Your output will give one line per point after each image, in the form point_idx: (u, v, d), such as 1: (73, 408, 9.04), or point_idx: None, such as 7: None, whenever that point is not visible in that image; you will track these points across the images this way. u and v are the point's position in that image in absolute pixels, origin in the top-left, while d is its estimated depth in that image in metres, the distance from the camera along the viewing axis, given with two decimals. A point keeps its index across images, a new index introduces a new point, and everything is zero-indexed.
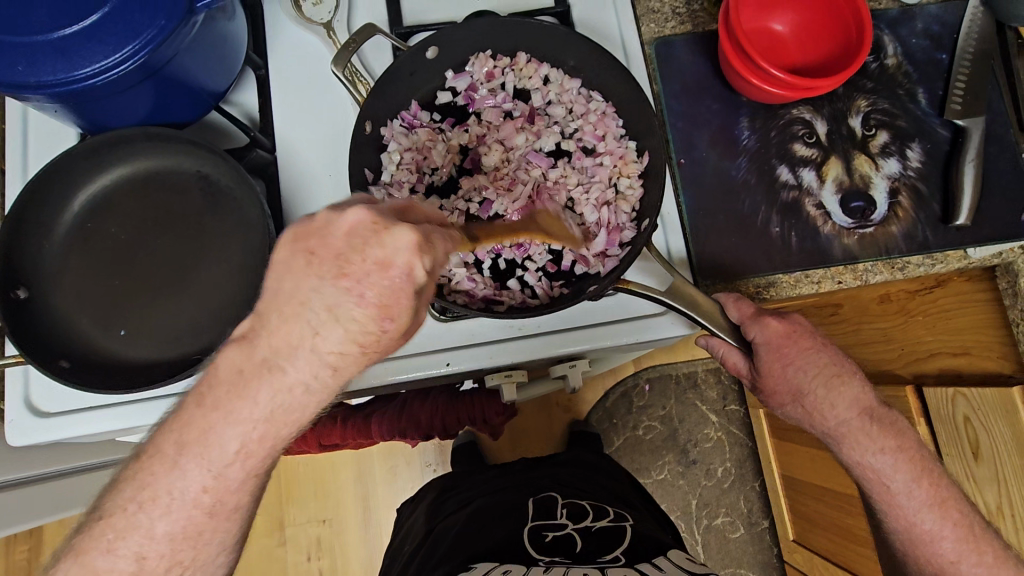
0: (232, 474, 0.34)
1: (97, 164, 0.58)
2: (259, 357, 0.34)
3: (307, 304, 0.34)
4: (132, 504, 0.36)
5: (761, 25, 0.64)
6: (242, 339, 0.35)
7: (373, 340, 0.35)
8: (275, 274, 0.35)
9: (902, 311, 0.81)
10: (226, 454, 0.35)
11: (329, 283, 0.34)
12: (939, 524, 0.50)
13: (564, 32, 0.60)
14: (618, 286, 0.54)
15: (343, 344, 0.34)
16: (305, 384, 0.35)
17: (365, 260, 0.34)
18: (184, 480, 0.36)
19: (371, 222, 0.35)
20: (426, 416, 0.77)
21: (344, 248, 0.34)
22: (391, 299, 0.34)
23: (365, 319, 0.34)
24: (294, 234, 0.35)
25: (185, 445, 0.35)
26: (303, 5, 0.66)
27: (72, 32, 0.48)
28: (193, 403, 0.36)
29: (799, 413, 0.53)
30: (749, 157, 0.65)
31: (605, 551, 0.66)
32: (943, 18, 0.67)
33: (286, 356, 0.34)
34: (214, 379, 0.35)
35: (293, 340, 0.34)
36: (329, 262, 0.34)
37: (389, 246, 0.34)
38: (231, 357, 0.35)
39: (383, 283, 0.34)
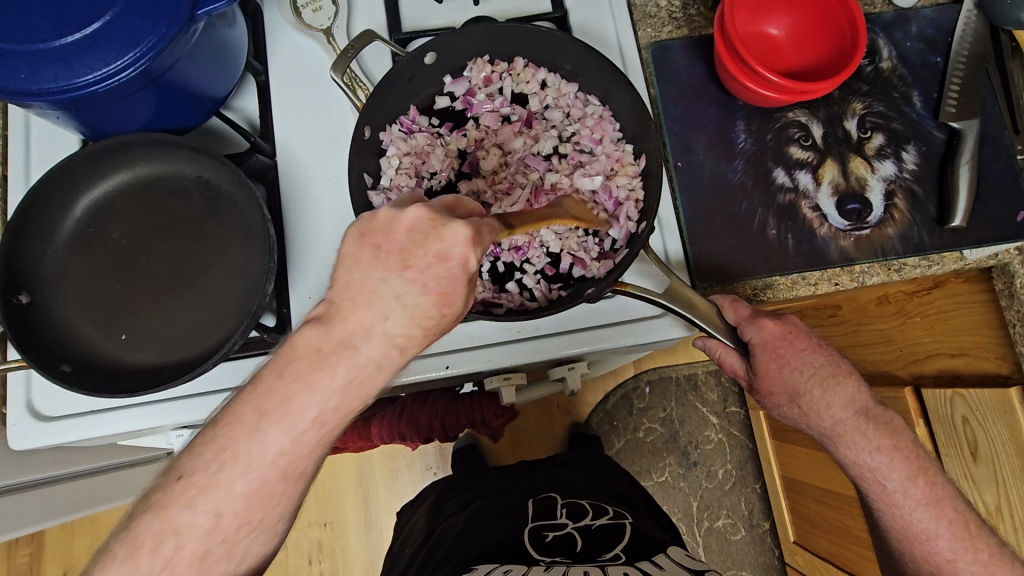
0: (280, 449, 0.35)
1: (97, 169, 0.59)
2: (337, 338, 0.36)
3: (378, 293, 0.36)
4: (213, 463, 0.35)
5: (756, 29, 0.65)
6: (319, 320, 0.36)
7: (432, 324, 0.38)
8: (343, 268, 0.38)
9: (899, 313, 0.81)
10: (306, 419, 0.35)
11: (395, 274, 0.37)
12: (936, 522, 0.51)
13: (559, 37, 0.61)
14: (616, 288, 0.54)
15: (408, 327, 0.37)
16: (377, 362, 0.36)
17: (428, 252, 0.37)
18: (264, 443, 0.35)
19: (428, 219, 0.38)
20: (426, 419, 0.77)
21: (406, 241, 0.37)
22: (449, 286, 0.37)
23: (426, 304, 0.37)
24: (357, 232, 0.38)
25: (267, 408, 0.35)
26: (302, 11, 0.66)
27: (73, 40, 0.48)
28: (272, 372, 0.35)
29: (796, 414, 0.53)
30: (745, 159, 0.65)
31: (606, 550, 0.66)
32: (938, 22, 0.67)
33: (361, 337, 0.36)
34: (291, 353, 0.35)
35: (366, 323, 0.36)
36: (394, 254, 0.37)
37: (447, 240, 0.37)
38: (307, 337, 0.36)
39: (442, 272, 0.37)
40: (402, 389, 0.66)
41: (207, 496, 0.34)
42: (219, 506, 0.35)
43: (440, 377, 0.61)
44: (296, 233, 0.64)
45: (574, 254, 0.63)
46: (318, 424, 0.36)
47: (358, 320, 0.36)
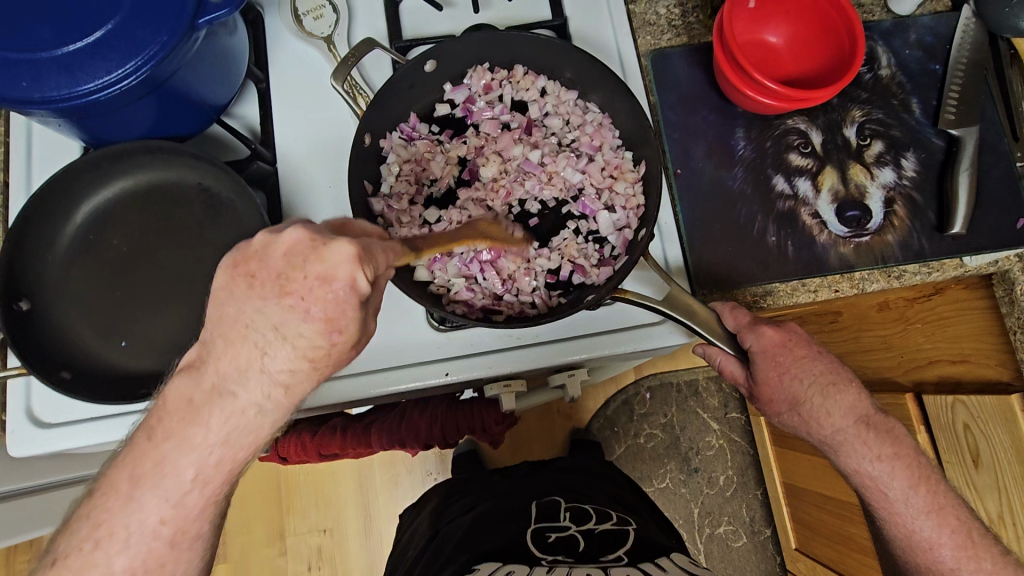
0: (165, 516, 0.36)
1: (97, 175, 0.59)
2: (209, 383, 0.36)
3: (253, 327, 0.35)
4: (89, 541, 0.36)
5: (754, 37, 0.65)
6: (191, 366, 0.36)
7: (321, 354, 0.36)
8: (217, 301, 0.36)
9: (900, 320, 0.81)
10: (183, 481, 0.36)
11: (273, 303, 0.35)
12: (938, 531, 0.50)
13: (559, 45, 0.61)
14: (616, 296, 0.54)
15: (291, 361, 0.35)
16: (258, 406, 0.36)
17: (306, 276, 0.34)
18: (140, 514, 0.36)
19: (308, 240, 0.35)
20: (425, 425, 0.77)
21: (284, 266, 0.35)
22: (337, 312, 0.35)
23: (312, 333, 0.35)
24: (232, 260, 0.36)
25: (140, 478, 0.36)
26: (302, 19, 0.67)
27: (75, 49, 0.49)
28: (144, 437, 0.36)
29: (796, 422, 0.53)
30: (745, 166, 0.66)
31: (608, 551, 0.66)
32: (937, 29, 0.68)
33: (237, 382, 0.35)
34: (162, 412, 0.36)
35: (241, 362, 0.35)
36: (271, 281, 0.35)
37: (328, 261, 0.34)
38: (178, 387, 0.36)
39: (326, 295, 0.34)
40: (395, 398, 0.66)
41: (98, 572, 0.35)
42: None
43: (439, 384, 0.61)
44: None
45: (574, 261, 0.63)
46: (199, 483, 0.37)
47: (233, 359, 0.35)
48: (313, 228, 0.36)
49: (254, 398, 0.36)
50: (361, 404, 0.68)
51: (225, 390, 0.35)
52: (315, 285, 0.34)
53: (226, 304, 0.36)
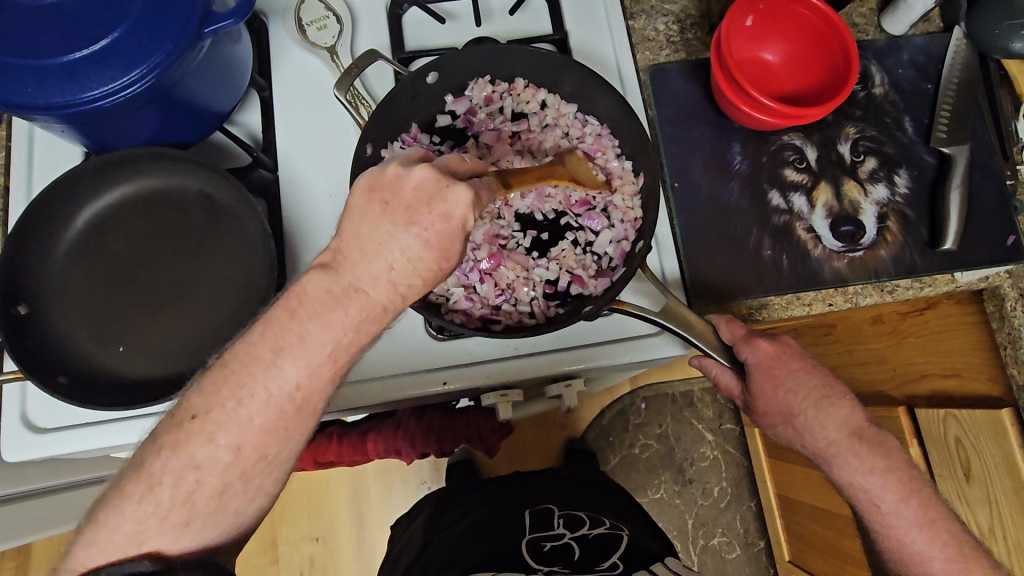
0: (302, 382, 0.39)
1: (100, 179, 0.59)
2: (346, 283, 0.40)
3: (385, 245, 0.40)
4: (231, 400, 0.38)
5: (751, 54, 0.66)
6: (326, 267, 0.40)
7: (432, 275, 0.42)
8: (351, 219, 0.41)
9: (894, 332, 0.83)
10: (323, 352, 0.39)
11: (402, 230, 0.40)
12: (928, 544, 0.51)
13: (561, 60, 0.62)
14: (613, 307, 0.55)
15: (410, 277, 0.41)
16: (383, 306, 0.41)
17: (432, 212, 0.40)
18: (281, 377, 0.39)
19: (433, 180, 0.41)
20: (422, 434, 0.76)
21: (412, 200, 0.41)
22: (448, 242, 0.41)
23: (428, 258, 0.41)
24: (367, 184, 0.41)
25: (283, 346, 0.39)
26: (306, 29, 0.67)
27: (81, 56, 0.49)
28: (285, 312, 0.39)
29: (790, 434, 0.53)
30: (741, 181, 0.66)
31: (603, 558, 0.67)
32: (929, 50, 0.69)
33: (369, 283, 0.40)
34: (303, 296, 0.39)
35: (373, 273, 0.40)
36: (401, 210, 0.40)
37: (451, 201, 0.41)
38: (316, 281, 0.40)
39: (443, 229, 0.41)
40: (389, 406, 0.66)
41: (227, 429, 0.38)
42: (240, 440, 0.39)
43: (437, 393, 0.61)
44: (295, 249, 0.64)
45: (572, 271, 0.63)
46: (331, 359, 0.40)
47: (368, 269, 0.40)
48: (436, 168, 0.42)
49: (382, 297, 0.41)
50: (356, 411, 0.68)
51: (357, 288, 0.40)
52: (436, 221, 0.40)
53: (362, 221, 0.41)
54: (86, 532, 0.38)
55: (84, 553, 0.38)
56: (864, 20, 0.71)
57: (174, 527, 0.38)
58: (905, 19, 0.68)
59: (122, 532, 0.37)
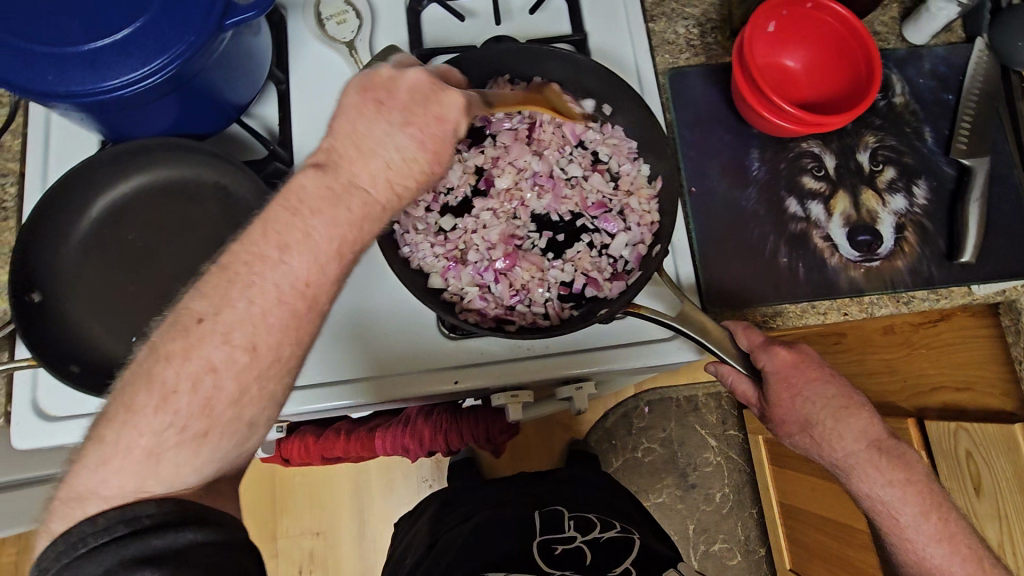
0: (309, 277, 0.37)
1: (116, 169, 0.59)
2: (344, 180, 0.39)
3: (380, 144, 0.40)
4: (240, 298, 0.36)
5: (773, 60, 0.66)
6: (320, 167, 0.39)
7: (425, 178, 0.42)
8: (342, 117, 0.41)
9: (905, 343, 0.85)
10: (326, 248, 0.37)
11: (397, 129, 0.41)
12: (948, 559, 0.51)
13: (579, 60, 0.62)
14: (628, 311, 0.54)
15: (406, 178, 0.41)
16: (382, 206, 0.40)
17: (428, 112, 0.42)
18: (288, 273, 0.36)
19: (429, 83, 0.43)
20: (430, 434, 0.76)
21: (408, 99, 0.42)
22: (442, 146, 0.43)
23: (422, 160, 0.42)
24: (360, 85, 0.42)
25: (289, 243, 0.37)
26: (326, 23, 0.67)
27: (102, 45, 0.49)
28: (285, 209, 0.37)
29: (807, 443, 0.53)
30: (758, 187, 0.66)
31: (615, 566, 0.68)
32: (950, 60, 0.69)
33: (367, 181, 0.39)
34: (301, 191, 0.38)
35: (371, 170, 0.40)
36: (397, 108, 0.41)
37: (445, 104, 0.43)
38: (312, 179, 0.38)
39: (439, 131, 0.42)
40: (397, 403, 0.66)
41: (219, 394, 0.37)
42: (253, 340, 0.36)
43: (448, 393, 0.61)
44: None
45: (587, 274, 0.63)
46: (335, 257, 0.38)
47: (367, 167, 0.40)
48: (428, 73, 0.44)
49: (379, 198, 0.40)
50: (365, 408, 0.67)
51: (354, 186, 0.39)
52: (432, 121, 0.42)
53: (356, 118, 0.40)
54: (91, 454, 0.35)
55: (92, 478, 0.34)
56: (885, 28, 0.70)
57: (191, 438, 0.35)
58: (927, 28, 0.67)
59: (138, 448, 0.34)
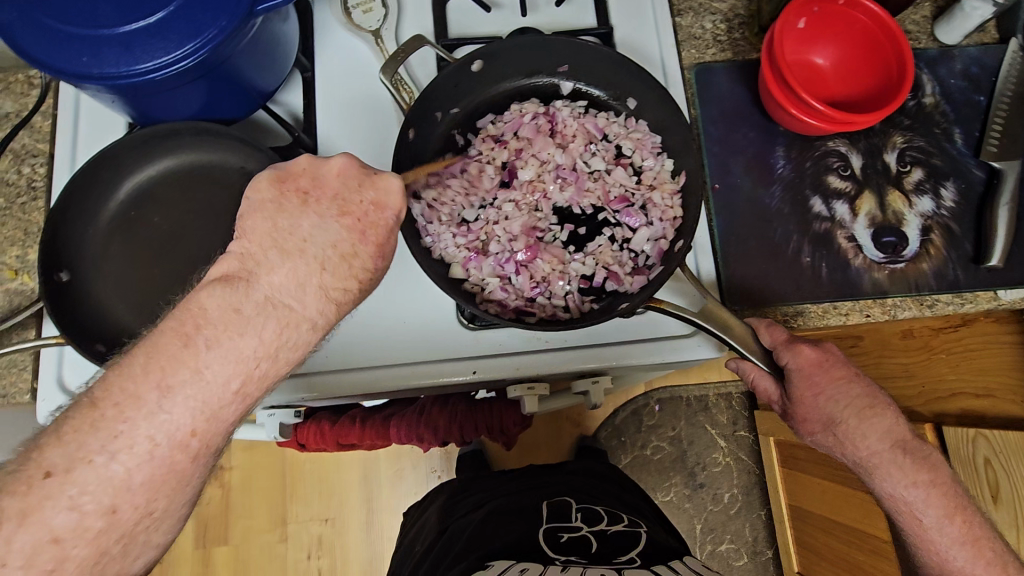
0: (196, 427, 0.35)
1: (144, 152, 0.60)
2: (259, 296, 0.37)
3: (311, 240, 0.39)
4: (101, 454, 0.33)
5: (802, 57, 0.65)
6: (231, 282, 0.37)
7: (368, 275, 0.41)
8: (266, 211, 0.40)
9: (924, 349, 0.84)
10: (225, 390, 0.35)
11: (330, 220, 0.40)
12: (971, 561, 0.50)
13: (604, 52, 0.61)
14: (649, 304, 0.54)
15: (344, 279, 0.40)
16: (311, 320, 0.38)
17: (364, 200, 0.41)
18: (169, 425, 0.34)
19: (357, 169, 0.43)
20: (445, 424, 0.76)
21: (338, 186, 0.42)
22: (384, 237, 0.42)
23: (364, 253, 0.41)
24: (279, 180, 0.41)
25: (172, 384, 0.34)
26: (352, 11, 0.67)
27: (136, 28, 0.49)
28: (179, 341, 0.35)
29: (830, 442, 0.53)
30: (783, 185, 0.66)
31: (621, 553, 0.67)
32: (983, 60, 0.68)
33: (292, 294, 0.38)
34: (203, 318, 0.35)
35: (298, 277, 0.38)
36: (328, 199, 0.41)
37: (381, 189, 0.42)
38: (218, 298, 0.36)
39: (379, 218, 0.41)
40: (413, 393, 0.66)
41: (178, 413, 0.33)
42: (114, 502, 0.34)
43: (464, 382, 0.61)
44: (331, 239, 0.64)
45: (609, 268, 0.62)
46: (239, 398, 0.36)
47: (294, 271, 0.38)
48: (357, 163, 0.43)
49: (309, 312, 0.38)
50: (378, 396, 0.68)
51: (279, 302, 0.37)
52: (369, 210, 0.41)
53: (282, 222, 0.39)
54: None
55: None
56: (917, 27, 0.69)
57: None
58: (960, 28, 0.66)
59: None
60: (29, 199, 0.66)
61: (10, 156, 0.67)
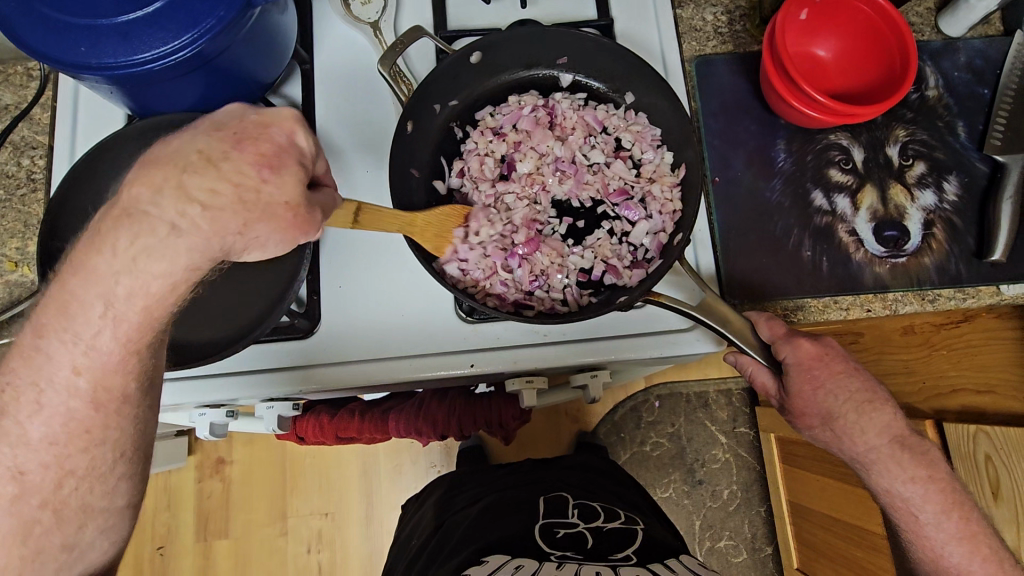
0: (79, 361, 0.39)
1: (143, 145, 0.60)
2: (122, 210, 0.38)
3: (182, 152, 0.38)
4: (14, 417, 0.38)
5: (804, 49, 0.64)
6: (111, 219, 0.38)
7: (248, 182, 0.38)
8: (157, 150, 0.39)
9: (924, 344, 0.81)
10: (96, 325, 0.38)
11: (206, 137, 0.39)
12: (968, 558, 0.50)
13: (605, 44, 0.61)
14: (648, 298, 0.54)
15: (214, 180, 0.37)
16: (171, 224, 0.37)
17: (246, 121, 0.40)
18: (51, 368, 0.38)
19: (246, 107, 0.42)
20: (443, 418, 0.76)
21: (224, 119, 0.41)
22: (270, 149, 0.39)
23: (245, 162, 0.38)
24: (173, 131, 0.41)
25: (48, 328, 0.39)
26: (350, 3, 0.67)
27: (133, 18, 0.49)
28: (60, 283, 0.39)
29: (827, 437, 0.53)
30: (785, 179, 0.65)
31: (616, 550, 0.67)
32: (987, 53, 0.67)
33: (149, 202, 0.37)
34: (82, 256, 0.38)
35: (159, 183, 0.37)
36: (210, 128, 0.40)
37: (269, 115, 0.41)
38: (94, 236, 0.38)
39: (264, 134, 0.39)
40: (411, 386, 0.66)
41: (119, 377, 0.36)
42: (22, 463, 0.38)
43: (463, 376, 0.61)
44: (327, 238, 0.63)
45: (607, 261, 0.62)
46: (112, 320, 0.38)
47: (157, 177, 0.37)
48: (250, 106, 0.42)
49: (167, 215, 0.37)
50: (376, 390, 0.68)
51: (141, 210, 0.37)
52: (252, 129, 0.39)
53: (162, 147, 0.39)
54: None
55: None
56: (920, 19, 0.68)
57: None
58: (965, 20, 0.65)
59: None
60: (28, 192, 0.66)
61: (9, 148, 0.67)
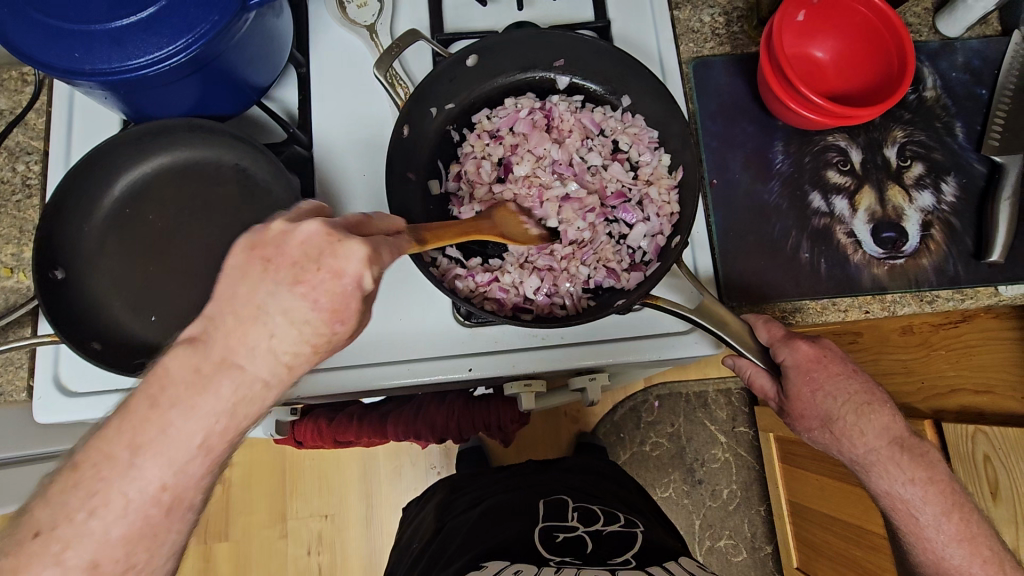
0: (168, 482, 0.33)
1: (139, 149, 0.59)
2: (217, 357, 0.33)
3: (263, 308, 0.33)
4: (81, 512, 0.32)
5: (801, 50, 0.64)
6: (193, 340, 0.33)
7: (324, 341, 0.35)
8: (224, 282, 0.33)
9: (923, 345, 0.85)
10: (191, 448, 0.33)
11: (285, 289, 0.33)
12: (968, 560, 0.50)
13: (603, 46, 0.61)
14: (645, 301, 0.54)
15: (295, 344, 0.34)
16: (264, 380, 0.33)
17: (320, 269, 0.33)
18: (141, 481, 0.32)
19: (325, 233, 0.34)
20: (443, 420, 0.77)
21: (299, 256, 0.34)
22: (341, 304, 0.34)
23: (316, 322, 0.34)
24: (248, 243, 0.34)
25: (141, 444, 0.32)
26: (347, 6, 0.67)
27: (127, 23, 0.49)
28: (145, 401, 0.32)
29: (826, 439, 0.52)
30: (782, 181, 0.65)
31: (615, 554, 0.67)
32: (984, 53, 0.67)
33: (245, 356, 0.33)
34: (163, 381, 0.33)
35: (249, 340, 0.33)
36: (286, 268, 0.33)
37: (344, 257, 0.34)
38: (181, 358, 0.33)
39: (335, 290, 0.33)
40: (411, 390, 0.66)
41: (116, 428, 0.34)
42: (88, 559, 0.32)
43: (462, 380, 0.61)
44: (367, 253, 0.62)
45: (607, 265, 0.62)
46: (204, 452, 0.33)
47: (244, 337, 0.33)
48: (333, 224, 0.35)
49: (262, 372, 0.33)
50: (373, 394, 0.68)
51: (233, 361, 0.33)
52: (325, 280, 0.33)
53: (236, 285, 0.33)
54: None
55: None
56: (918, 19, 0.68)
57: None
58: (962, 21, 0.65)
59: None
60: (24, 197, 0.66)
61: (4, 153, 0.67)
